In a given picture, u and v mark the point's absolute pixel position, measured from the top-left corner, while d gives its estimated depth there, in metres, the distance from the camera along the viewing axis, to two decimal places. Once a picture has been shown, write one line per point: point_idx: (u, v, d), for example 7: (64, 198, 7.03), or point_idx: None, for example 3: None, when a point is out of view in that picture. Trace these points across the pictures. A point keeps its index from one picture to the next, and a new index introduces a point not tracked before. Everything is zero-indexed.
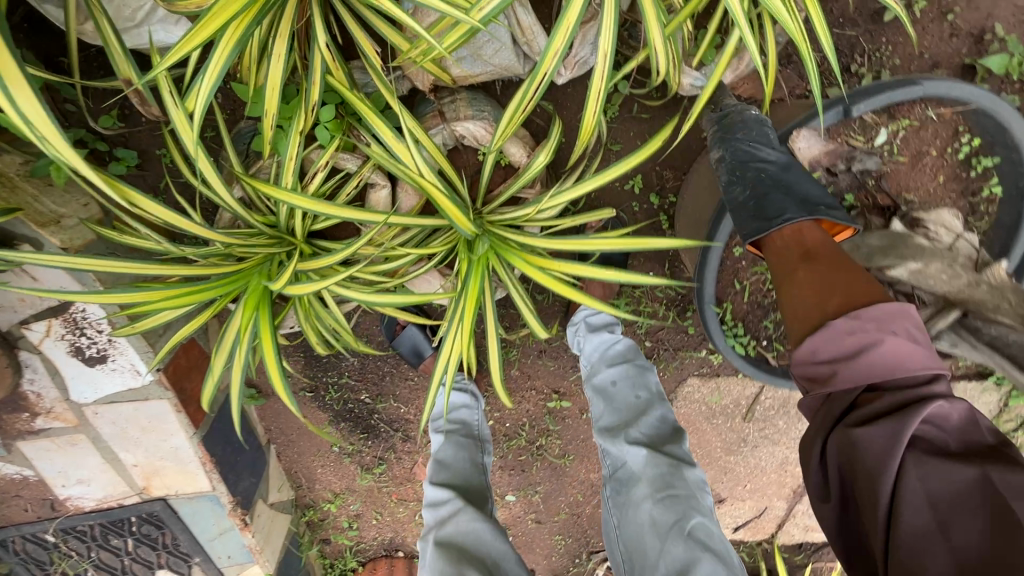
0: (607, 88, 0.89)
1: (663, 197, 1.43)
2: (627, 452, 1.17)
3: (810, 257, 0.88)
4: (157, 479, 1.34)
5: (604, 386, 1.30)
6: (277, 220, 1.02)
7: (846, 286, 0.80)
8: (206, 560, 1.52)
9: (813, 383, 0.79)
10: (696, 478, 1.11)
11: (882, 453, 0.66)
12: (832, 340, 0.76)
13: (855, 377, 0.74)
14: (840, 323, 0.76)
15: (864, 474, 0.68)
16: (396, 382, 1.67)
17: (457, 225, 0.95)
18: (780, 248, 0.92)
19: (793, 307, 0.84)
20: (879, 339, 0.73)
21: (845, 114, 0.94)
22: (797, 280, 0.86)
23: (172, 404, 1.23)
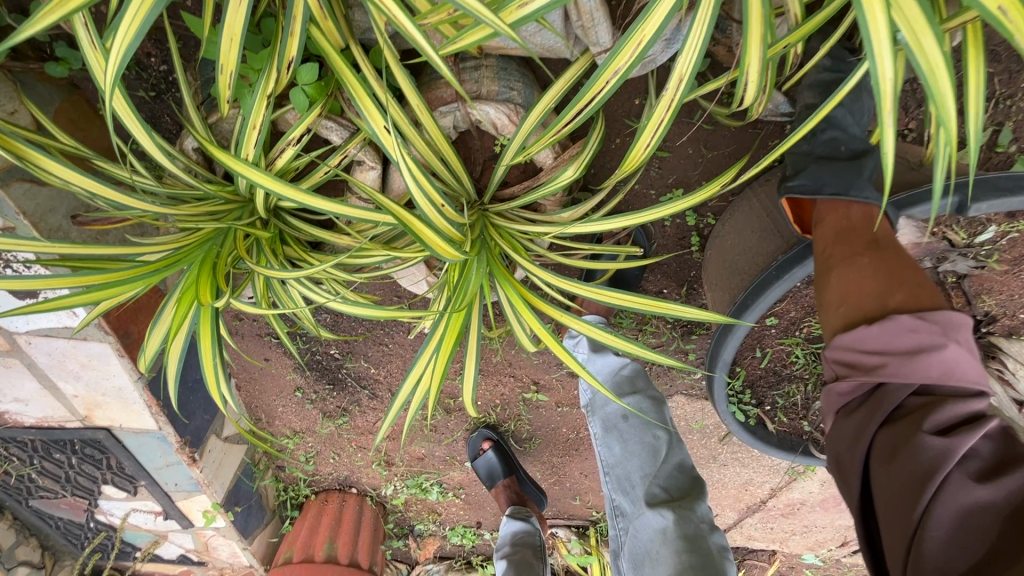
0: (671, 122, 0.68)
1: (701, 216, 1.23)
2: (648, 515, 1.00)
3: (876, 245, 0.79)
4: (100, 411, 1.28)
5: (614, 420, 1.11)
6: (236, 187, 0.86)
7: (914, 283, 0.74)
8: (152, 484, 1.51)
9: (851, 372, 0.74)
10: (719, 544, 0.96)
11: (926, 464, 0.62)
12: (889, 333, 0.71)
13: (905, 376, 0.68)
14: (906, 318, 0.70)
15: (901, 478, 0.64)
16: (370, 345, 1.57)
17: (441, 255, 0.77)
18: (843, 227, 0.82)
19: (847, 289, 0.77)
20: (942, 343, 0.67)
21: (959, 210, 0.77)
22: (859, 263, 0.78)
23: (113, 348, 1.13)
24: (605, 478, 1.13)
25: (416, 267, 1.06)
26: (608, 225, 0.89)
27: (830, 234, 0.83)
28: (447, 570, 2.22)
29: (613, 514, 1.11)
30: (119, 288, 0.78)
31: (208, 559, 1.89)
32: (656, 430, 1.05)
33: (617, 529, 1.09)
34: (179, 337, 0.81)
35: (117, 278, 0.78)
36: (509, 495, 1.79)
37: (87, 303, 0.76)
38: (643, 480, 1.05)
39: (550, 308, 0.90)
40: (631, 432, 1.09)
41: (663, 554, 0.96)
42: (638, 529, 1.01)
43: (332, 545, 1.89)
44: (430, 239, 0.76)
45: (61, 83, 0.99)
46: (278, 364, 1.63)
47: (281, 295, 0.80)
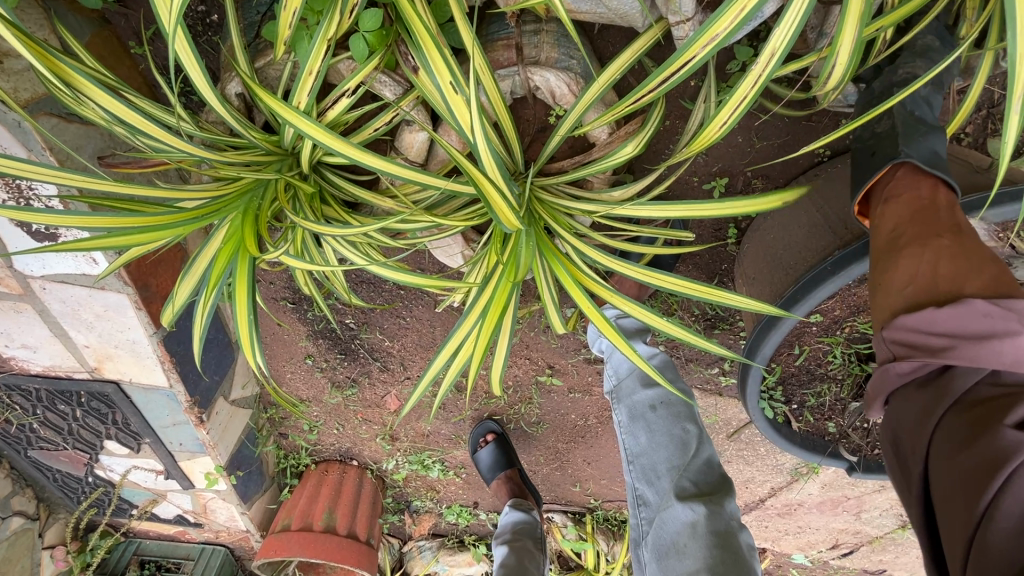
0: (754, 98, 0.65)
1: (741, 208, 1.20)
2: (677, 509, 0.99)
3: (955, 229, 0.73)
4: (110, 363, 1.24)
5: (642, 409, 1.11)
6: (280, 139, 0.82)
7: (994, 271, 0.68)
8: (156, 442, 1.48)
9: (913, 354, 0.68)
10: (747, 542, 0.96)
11: (997, 454, 0.57)
12: (961, 318, 0.65)
13: (976, 360, 0.63)
14: (981, 303, 0.64)
15: (966, 464, 0.60)
16: (386, 317, 1.54)
17: (499, 220, 0.75)
18: (914, 206, 0.76)
19: (918, 272, 0.71)
20: (1019, 331, 0.62)
21: None
22: (932, 245, 0.72)
23: (132, 300, 1.09)
24: (629, 466, 1.12)
25: (452, 239, 1.02)
26: (669, 209, 0.86)
27: (905, 210, 0.76)
28: (440, 548, 2.23)
29: (635, 503, 1.10)
30: (159, 233, 0.74)
31: (205, 521, 1.87)
32: (687, 423, 1.05)
33: (639, 518, 1.08)
34: (215, 289, 0.77)
35: (155, 222, 0.74)
36: (510, 488, 1.80)
37: (125, 246, 0.72)
38: (671, 472, 1.04)
39: (593, 282, 0.91)
40: (659, 422, 1.08)
41: (691, 548, 0.95)
42: (665, 522, 1.00)
43: (331, 515, 1.88)
44: (495, 201, 0.74)
45: (93, 15, 0.94)
46: (290, 330, 1.60)
47: (326, 251, 0.77)
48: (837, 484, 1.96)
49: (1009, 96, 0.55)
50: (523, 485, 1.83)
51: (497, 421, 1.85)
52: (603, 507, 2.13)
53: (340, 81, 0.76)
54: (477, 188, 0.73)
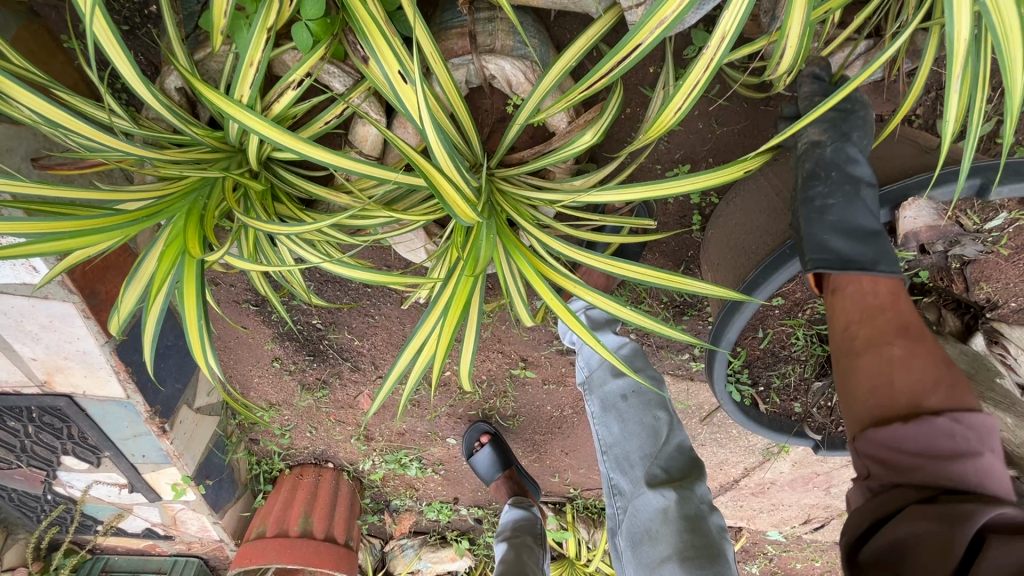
0: (708, 83, 0.65)
1: (705, 195, 1.21)
2: (649, 495, 1.00)
3: (907, 331, 0.75)
4: (61, 376, 1.19)
5: (614, 399, 1.11)
6: (225, 135, 0.78)
7: (951, 379, 0.68)
8: (117, 455, 1.42)
9: (883, 469, 0.68)
10: (718, 525, 0.98)
11: (960, 523, 0.55)
12: (921, 431, 0.65)
13: (939, 475, 0.63)
14: (943, 419, 0.64)
15: (933, 539, 0.56)
16: (354, 316, 1.51)
17: (455, 215, 0.74)
18: (869, 304, 0.78)
19: (876, 379, 0.72)
20: (979, 451, 0.62)
21: (979, 193, 0.76)
22: (886, 354, 0.73)
23: (78, 308, 1.04)
24: (603, 457, 1.13)
25: (414, 233, 1.00)
26: (628, 195, 0.85)
27: (856, 312, 0.78)
28: (422, 545, 2.21)
29: (611, 492, 1.10)
30: (95, 237, 0.70)
31: (175, 533, 1.82)
32: (658, 410, 1.07)
33: (615, 508, 1.08)
34: (160, 295, 0.73)
35: (89, 226, 0.69)
36: (510, 486, 1.80)
37: (58, 253, 0.68)
38: (643, 460, 1.05)
39: (558, 275, 0.90)
40: (631, 411, 1.10)
41: (663, 534, 0.96)
42: (638, 509, 1.01)
43: (307, 520, 1.84)
44: (450, 195, 0.72)
45: (20, 8, 0.88)
46: (255, 333, 1.55)
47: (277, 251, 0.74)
48: (807, 461, 2.01)
49: (949, 75, 0.57)
50: (522, 482, 1.83)
51: (490, 421, 1.83)
52: (583, 495, 2.15)
53: (285, 73, 0.73)
54: (430, 181, 0.71)
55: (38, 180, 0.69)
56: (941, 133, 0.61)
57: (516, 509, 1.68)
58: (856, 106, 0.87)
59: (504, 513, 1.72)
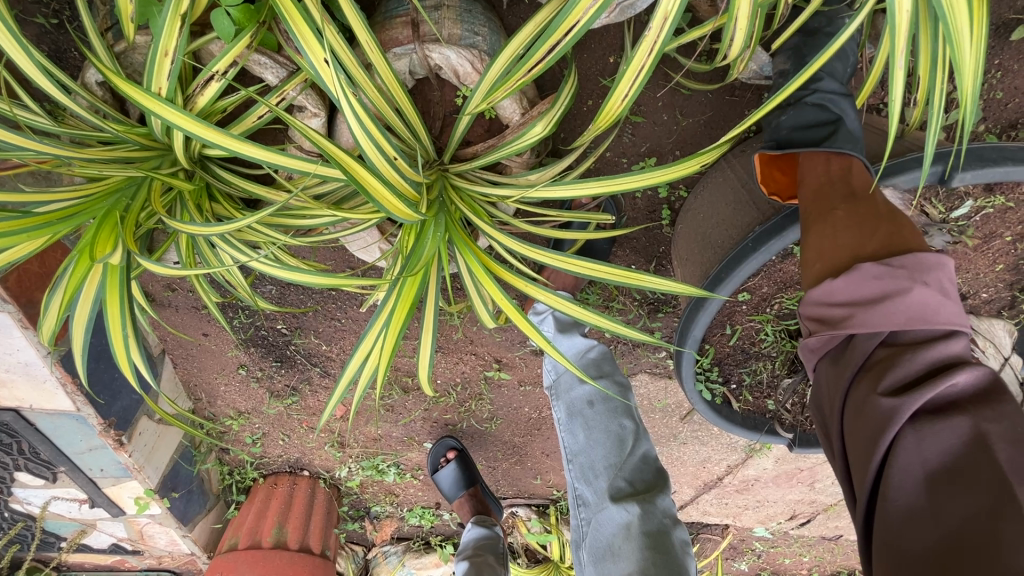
0: (654, 67, 0.62)
1: (673, 188, 1.18)
2: (612, 510, 1.00)
3: (852, 194, 0.75)
4: (4, 390, 1.13)
5: (580, 407, 1.10)
6: (152, 132, 0.74)
7: (890, 228, 0.69)
8: (73, 470, 1.37)
9: (822, 327, 0.72)
10: (680, 540, 0.98)
11: (880, 423, 0.61)
12: (857, 283, 0.67)
13: (873, 326, 0.65)
14: (871, 267, 0.66)
15: (860, 433, 0.63)
16: (320, 320, 1.46)
17: (393, 215, 0.70)
18: (819, 184, 0.78)
19: (822, 243, 0.73)
20: (908, 287, 0.64)
21: (942, 180, 0.73)
22: (834, 217, 0.74)
23: (15, 319, 0.98)
24: (568, 465, 1.12)
25: (367, 233, 0.96)
26: (582, 189, 0.81)
27: (810, 192, 0.78)
28: (405, 551, 2.17)
29: (575, 502, 1.09)
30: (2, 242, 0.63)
31: (144, 548, 1.76)
32: (624, 419, 1.06)
33: (579, 519, 1.08)
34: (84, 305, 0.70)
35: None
36: (472, 505, 1.77)
37: None
38: (608, 471, 1.04)
39: (511, 275, 0.85)
40: (597, 420, 1.08)
41: (625, 550, 0.96)
42: (601, 523, 1.01)
43: (281, 530, 1.81)
44: (387, 195, 0.68)
45: None
46: (217, 340, 1.50)
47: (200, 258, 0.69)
48: (790, 456, 1.99)
49: (893, 50, 0.55)
50: (484, 500, 1.79)
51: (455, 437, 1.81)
52: (566, 497, 2.12)
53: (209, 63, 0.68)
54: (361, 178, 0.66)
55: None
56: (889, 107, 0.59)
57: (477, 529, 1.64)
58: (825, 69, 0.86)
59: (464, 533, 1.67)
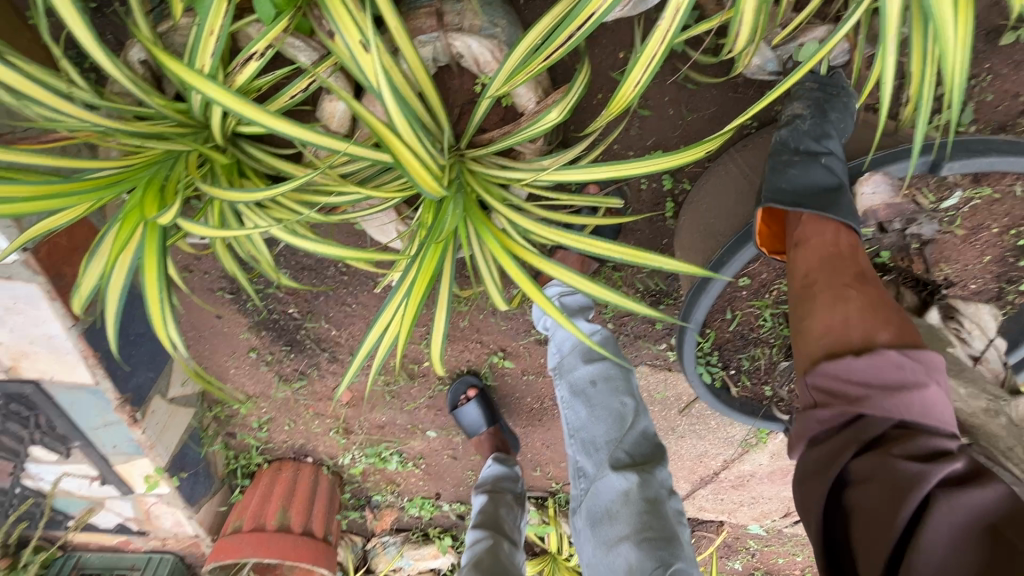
0: (665, 55, 0.66)
1: (676, 181, 1.23)
2: (610, 478, 1.04)
3: (863, 279, 0.81)
4: (27, 361, 1.16)
5: (583, 385, 1.15)
6: (189, 109, 0.78)
7: (899, 322, 0.75)
8: (87, 446, 1.40)
9: (833, 398, 0.74)
10: (675, 509, 1.02)
11: (906, 484, 0.61)
12: (874, 363, 0.72)
13: (889, 401, 0.69)
14: (892, 354, 0.71)
15: (881, 496, 0.62)
16: (331, 305, 1.51)
17: (421, 186, 0.75)
18: (832, 259, 0.84)
19: (833, 321, 0.79)
20: (922, 381, 0.69)
21: (931, 169, 0.78)
22: (846, 296, 0.80)
23: (43, 290, 1.02)
24: (569, 440, 1.16)
25: (384, 214, 1.00)
26: (594, 172, 0.85)
27: (816, 259, 0.84)
28: (404, 542, 2.20)
29: (575, 475, 1.13)
30: (54, 202, 0.69)
31: (149, 528, 1.79)
32: (625, 397, 1.11)
33: (577, 490, 1.12)
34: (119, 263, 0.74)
35: (49, 189, 0.69)
36: (493, 443, 1.67)
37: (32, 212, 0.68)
38: (608, 445, 1.09)
39: (527, 253, 0.89)
40: (599, 397, 1.13)
41: (622, 514, 1.00)
42: (599, 491, 1.05)
43: (285, 513, 1.82)
44: (416, 167, 0.73)
45: None
46: (229, 323, 1.54)
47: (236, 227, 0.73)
48: (784, 452, 2.04)
49: (885, 35, 0.60)
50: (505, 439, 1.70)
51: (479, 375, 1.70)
52: (564, 490, 2.16)
53: (248, 45, 0.73)
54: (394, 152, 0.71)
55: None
56: (880, 104, 0.65)
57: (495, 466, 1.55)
58: (828, 131, 0.91)
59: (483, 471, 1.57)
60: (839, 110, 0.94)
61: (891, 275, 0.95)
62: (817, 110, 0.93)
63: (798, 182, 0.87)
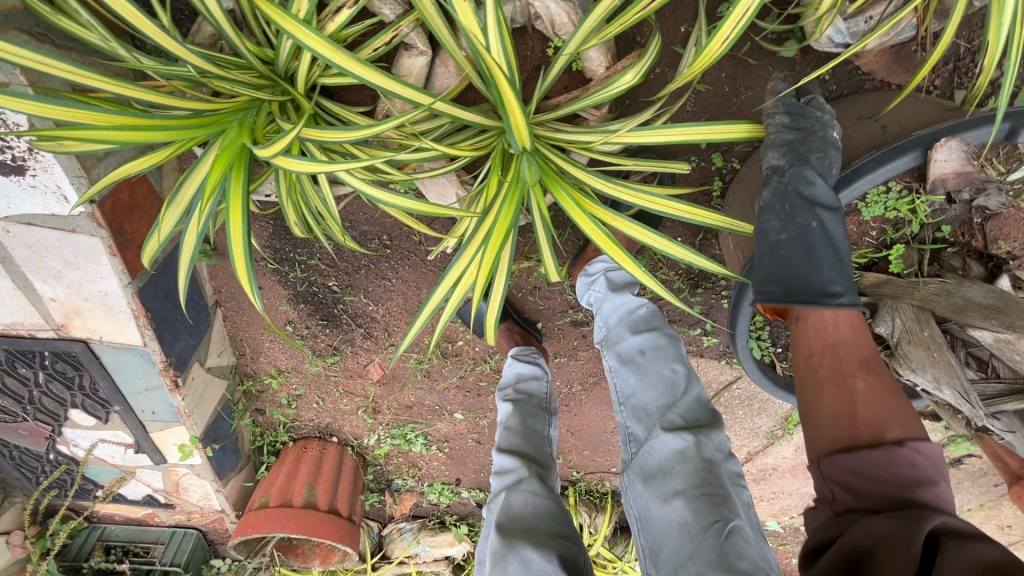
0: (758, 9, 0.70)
1: (726, 159, 1.23)
2: (663, 437, 1.04)
3: (866, 364, 0.85)
4: (78, 320, 1.17)
5: (633, 355, 1.18)
6: (275, 58, 0.80)
7: (904, 416, 0.78)
8: (127, 411, 1.40)
9: (848, 490, 0.75)
10: (731, 471, 1.00)
11: (913, 528, 0.64)
12: (886, 456, 0.74)
13: (897, 479, 0.72)
14: (904, 451, 0.73)
15: (894, 542, 0.63)
16: (370, 280, 1.52)
17: (513, 136, 0.77)
18: (834, 338, 0.88)
19: (840, 408, 0.81)
20: (933, 478, 0.71)
21: (1008, 137, 0.81)
22: (850, 382, 0.83)
23: (106, 245, 1.03)
24: (619, 408, 1.18)
25: (446, 179, 1.02)
26: (642, 134, 0.87)
27: (818, 339, 0.88)
28: (420, 530, 2.20)
29: (625, 440, 1.14)
30: (153, 134, 0.72)
31: (176, 501, 1.80)
32: (677, 363, 1.12)
33: (627, 454, 1.12)
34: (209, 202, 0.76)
35: (150, 121, 0.72)
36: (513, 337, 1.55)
37: (123, 144, 0.71)
38: (660, 410, 1.09)
39: (601, 209, 0.90)
40: (650, 364, 1.15)
41: (677, 470, 1.00)
42: (652, 451, 1.05)
43: (311, 491, 1.82)
44: (516, 111, 0.75)
45: None
46: (270, 295, 1.55)
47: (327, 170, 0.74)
48: None
49: None
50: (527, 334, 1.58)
51: None
52: (585, 479, 2.15)
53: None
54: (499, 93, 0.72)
55: (96, 71, 0.70)
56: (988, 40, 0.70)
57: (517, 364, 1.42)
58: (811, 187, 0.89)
59: (506, 369, 1.46)
60: (821, 148, 0.90)
61: (953, 249, 0.98)
62: (796, 158, 0.90)
63: (788, 263, 0.89)
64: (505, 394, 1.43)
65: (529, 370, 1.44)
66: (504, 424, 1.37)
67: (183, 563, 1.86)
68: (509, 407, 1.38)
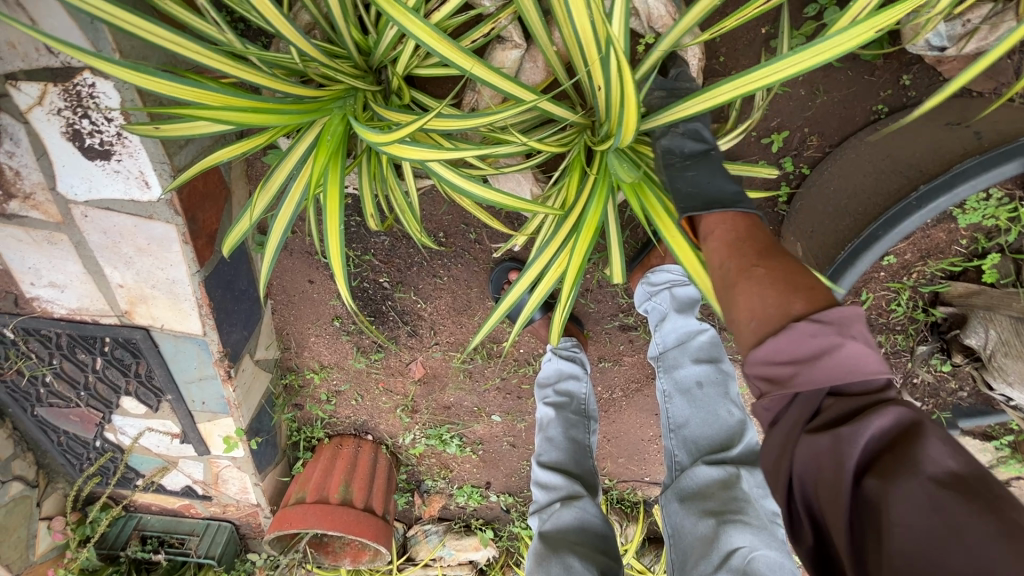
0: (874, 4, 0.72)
1: (795, 164, 1.15)
2: (711, 471, 0.99)
3: (762, 253, 0.76)
4: (143, 307, 1.18)
5: (689, 386, 1.12)
6: (375, 47, 0.83)
7: (808, 285, 0.69)
8: (178, 400, 1.40)
9: (772, 387, 0.66)
10: (769, 510, 0.96)
11: (844, 458, 0.56)
12: (796, 340, 0.63)
13: (817, 381, 0.62)
14: (808, 325, 0.63)
15: (826, 471, 0.57)
16: (422, 276, 1.52)
17: (621, 131, 0.79)
18: (732, 238, 0.80)
19: (752, 304, 0.70)
20: (841, 343, 0.61)
21: None
22: (755, 274, 0.73)
23: (179, 232, 1.05)
24: (668, 433, 1.13)
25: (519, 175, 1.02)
26: (716, 96, 0.78)
27: (722, 245, 0.80)
28: (446, 532, 2.11)
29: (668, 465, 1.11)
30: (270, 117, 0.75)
31: (214, 493, 1.80)
32: (733, 405, 1.06)
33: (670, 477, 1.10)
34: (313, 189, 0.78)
35: (268, 105, 0.75)
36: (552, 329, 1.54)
37: (242, 125, 0.74)
38: (711, 445, 1.05)
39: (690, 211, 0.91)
40: (705, 398, 1.10)
41: (717, 498, 0.96)
42: (694, 479, 1.01)
43: (347, 489, 1.76)
44: (631, 103, 0.74)
45: None
46: (320, 289, 1.56)
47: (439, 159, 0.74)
48: None
49: None
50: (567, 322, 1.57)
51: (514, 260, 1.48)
52: (618, 487, 2.09)
53: None
54: (620, 83, 0.71)
55: (222, 54, 0.74)
56: None
57: (560, 362, 1.35)
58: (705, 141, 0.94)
59: (544, 365, 1.39)
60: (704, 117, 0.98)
61: None
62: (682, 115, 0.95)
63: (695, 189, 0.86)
64: (544, 396, 1.36)
65: (572, 372, 1.36)
66: (543, 431, 1.32)
67: (217, 556, 1.84)
68: (550, 412, 1.32)
